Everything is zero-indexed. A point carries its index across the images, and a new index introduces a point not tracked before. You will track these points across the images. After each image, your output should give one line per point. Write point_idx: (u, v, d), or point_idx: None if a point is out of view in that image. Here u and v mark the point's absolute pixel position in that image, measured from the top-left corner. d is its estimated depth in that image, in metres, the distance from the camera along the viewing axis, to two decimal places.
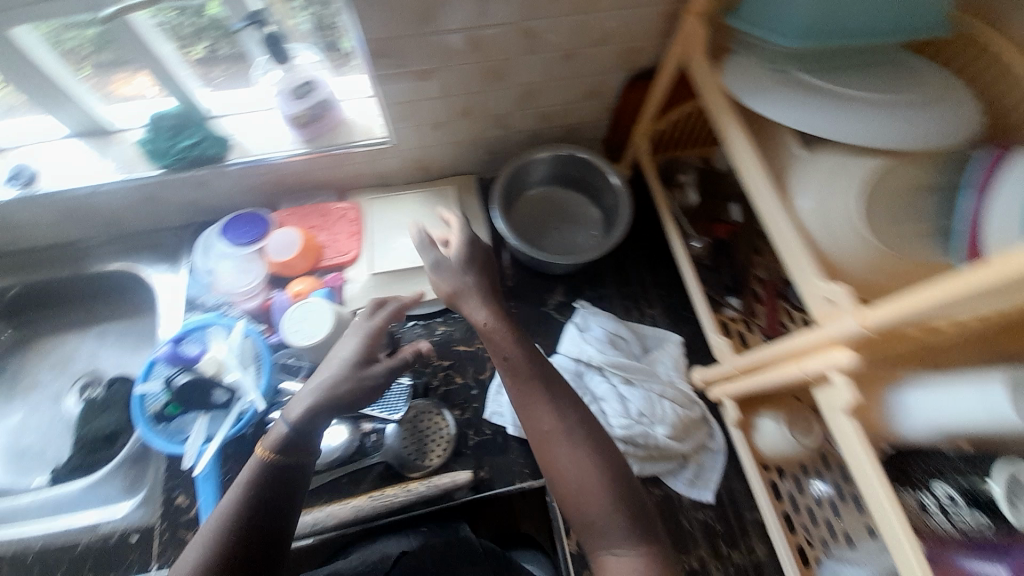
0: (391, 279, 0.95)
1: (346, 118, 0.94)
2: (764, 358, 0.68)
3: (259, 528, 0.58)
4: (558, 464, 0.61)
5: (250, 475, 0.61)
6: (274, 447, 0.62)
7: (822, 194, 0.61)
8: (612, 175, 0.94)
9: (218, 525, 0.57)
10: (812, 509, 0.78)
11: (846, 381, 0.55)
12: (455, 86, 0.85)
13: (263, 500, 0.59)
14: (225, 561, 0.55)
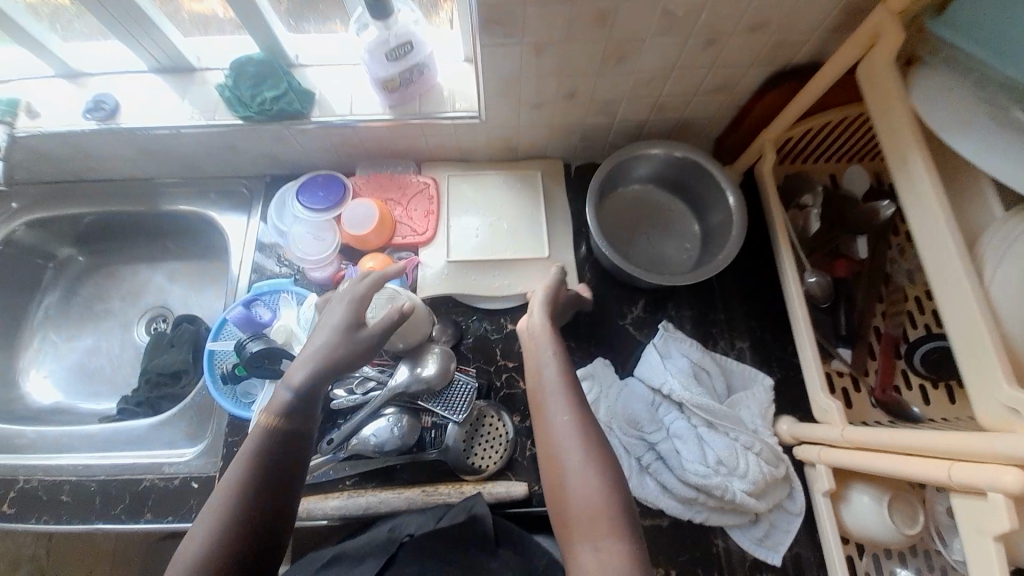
0: (470, 267, 0.90)
1: (437, 85, 0.84)
2: (889, 444, 0.59)
3: (261, 507, 0.53)
4: (563, 465, 0.54)
5: (253, 439, 0.57)
6: (277, 414, 0.58)
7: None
8: (728, 188, 0.82)
9: (220, 487, 0.53)
10: None
11: (1009, 510, 0.46)
12: (567, 65, 0.73)
13: (270, 476, 0.55)
14: (222, 529, 0.51)
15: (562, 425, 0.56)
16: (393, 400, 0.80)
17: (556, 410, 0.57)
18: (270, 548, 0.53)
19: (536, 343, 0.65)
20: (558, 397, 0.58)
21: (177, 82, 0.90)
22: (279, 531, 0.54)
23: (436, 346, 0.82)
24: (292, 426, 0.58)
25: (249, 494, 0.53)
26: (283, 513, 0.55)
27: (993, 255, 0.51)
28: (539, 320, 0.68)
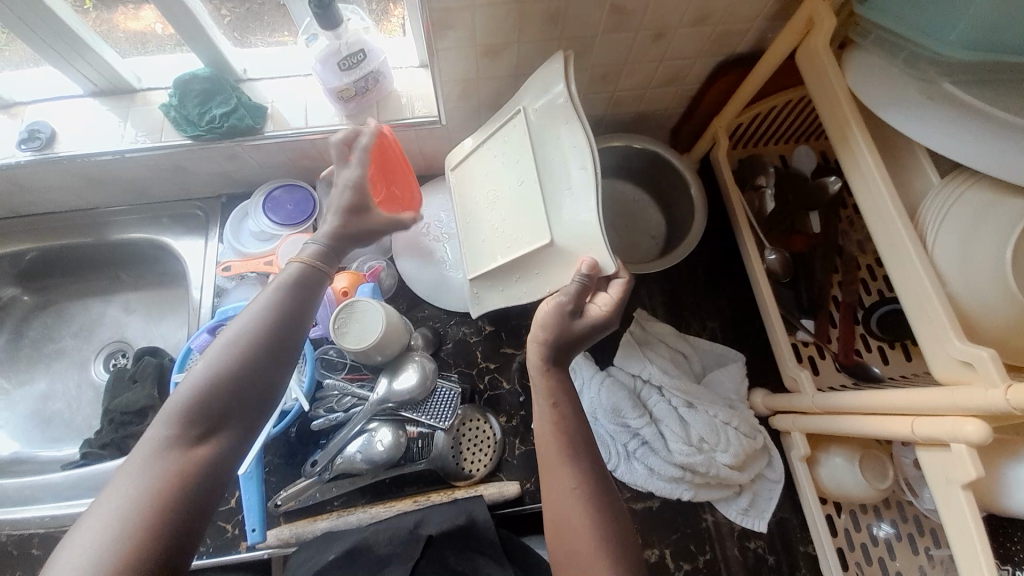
0: (491, 279, 0.74)
1: (395, 91, 0.83)
2: (860, 406, 0.62)
3: (249, 378, 0.53)
4: (567, 527, 0.54)
5: (285, 279, 0.60)
6: (309, 256, 0.63)
7: (963, 237, 0.51)
8: (687, 176, 0.84)
9: (246, 322, 0.56)
10: (867, 546, 0.78)
11: (970, 455, 0.50)
12: (523, 65, 0.74)
13: (286, 315, 0.58)
14: (240, 357, 0.53)
15: (567, 485, 0.55)
16: (377, 413, 0.79)
17: (559, 475, 0.56)
18: (249, 428, 0.53)
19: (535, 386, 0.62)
20: (564, 456, 0.57)
21: (118, 104, 0.85)
22: (278, 374, 0.56)
23: (415, 355, 0.82)
24: (296, 307, 0.59)
25: (242, 362, 0.53)
26: (288, 350, 0.57)
27: (934, 217, 0.54)
28: (535, 354, 0.62)
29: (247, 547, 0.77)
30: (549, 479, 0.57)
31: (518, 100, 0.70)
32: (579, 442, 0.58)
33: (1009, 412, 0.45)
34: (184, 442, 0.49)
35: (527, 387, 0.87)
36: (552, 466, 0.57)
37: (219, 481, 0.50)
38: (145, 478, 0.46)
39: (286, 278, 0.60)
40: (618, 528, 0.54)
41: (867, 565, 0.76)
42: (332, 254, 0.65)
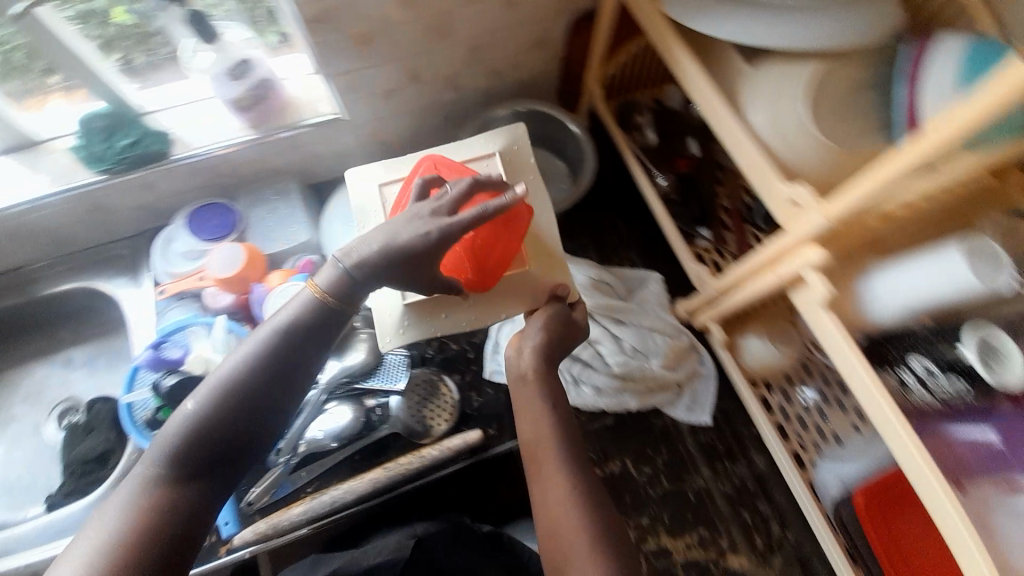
0: (436, 305, 0.71)
1: (291, 96, 0.89)
2: (744, 273, 0.70)
3: (241, 417, 0.56)
4: (547, 493, 0.58)
5: (296, 311, 0.60)
6: (326, 287, 0.60)
7: (772, 106, 0.61)
8: (572, 124, 0.95)
9: (245, 356, 0.58)
10: (802, 416, 0.80)
11: (821, 277, 0.56)
12: (400, 49, 0.81)
13: (286, 352, 0.59)
14: (235, 393, 0.56)
15: (551, 453, 0.61)
16: (334, 391, 0.82)
17: (541, 442, 0.62)
18: (235, 464, 0.56)
19: (525, 384, 0.67)
20: (544, 420, 0.63)
21: (24, 158, 0.88)
22: (269, 412, 0.58)
23: (362, 331, 0.84)
24: (298, 343, 0.59)
25: (240, 402, 0.56)
26: (285, 388, 0.59)
27: (751, 96, 0.64)
28: (528, 357, 0.68)
29: (227, 550, 0.77)
30: (534, 446, 0.63)
31: (486, 148, 0.77)
32: (557, 414, 0.64)
33: (830, 227, 0.53)
34: (176, 480, 0.53)
35: (475, 344, 0.93)
36: (537, 435, 0.63)
37: (202, 513, 0.53)
38: (132, 503, 0.51)
39: (297, 310, 0.60)
40: (597, 496, 0.58)
41: (804, 431, 0.78)
42: (354, 295, 0.61)
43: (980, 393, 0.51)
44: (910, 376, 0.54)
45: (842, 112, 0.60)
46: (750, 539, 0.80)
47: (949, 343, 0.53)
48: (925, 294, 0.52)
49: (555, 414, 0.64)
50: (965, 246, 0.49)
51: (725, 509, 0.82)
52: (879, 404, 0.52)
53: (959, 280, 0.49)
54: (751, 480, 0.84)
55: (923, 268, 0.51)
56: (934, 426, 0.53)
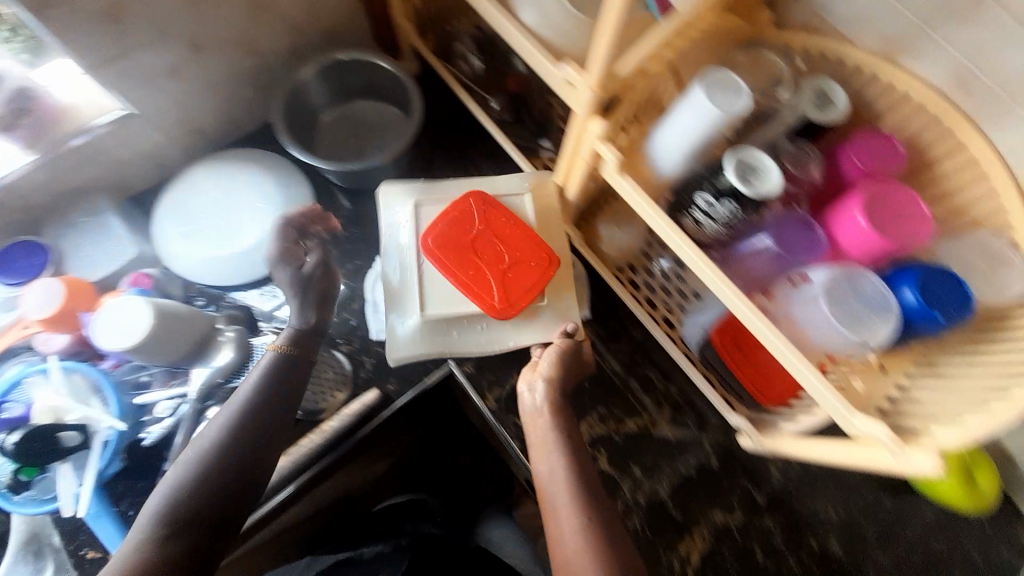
0: (450, 322, 0.76)
1: (66, 102, 0.76)
2: (565, 171, 0.72)
3: (229, 470, 0.57)
4: (557, 517, 0.59)
5: (267, 368, 0.66)
6: (285, 344, 0.68)
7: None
8: (383, 63, 0.88)
9: (229, 413, 0.61)
10: (660, 283, 0.81)
11: (609, 146, 0.59)
12: (162, 18, 0.72)
13: (264, 405, 0.63)
14: (223, 449, 0.58)
15: (557, 467, 0.63)
16: (210, 396, 0.75)
17: (548, 458, 0.64)
18: (218, 523, 0.55)
19: (538, 423, 0.67)
20: (552, 451, 0.64)
21: None
22: (256, 468, 0.59)
23: (224, 332, 0.79)
24: (274, 393, 0.64)
25: (229, 452, 0.58)
26: (267, 441, 0.61)
27: None
28: (539, 393, 0.69)
29: None
30: (541, 463, 0.64)
31: (517, 189, 0.81)
32: (562, 433, 0.66)
33: (599, 95, 0.56)
34: (165, 536, 0.53)
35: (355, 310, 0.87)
36: (538, 461, 0.65)
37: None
38: (122, 574, 0.50)
39: (263, 371, 0.66)
40: (601, 517, 0.59)
41: (665, 296, 0.80)
42: (312, 337, 0.71)
43: (750, 208, 0.55)
44: (698, 214, 0.58)
45: None
46: (646, 402, 0.82)
47: (718, 172, 0.56)
48: (689, 136, 0.57)
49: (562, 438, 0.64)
50: (701, 82, 0.54)
51: (619, 379, 0.83)
52: (686, 250, 0.57)
53: (703, 111, 0.54)
54: (640, 346, 0.85)
55: (682, 114, 0.56)
56: (731, 252, 0.59)
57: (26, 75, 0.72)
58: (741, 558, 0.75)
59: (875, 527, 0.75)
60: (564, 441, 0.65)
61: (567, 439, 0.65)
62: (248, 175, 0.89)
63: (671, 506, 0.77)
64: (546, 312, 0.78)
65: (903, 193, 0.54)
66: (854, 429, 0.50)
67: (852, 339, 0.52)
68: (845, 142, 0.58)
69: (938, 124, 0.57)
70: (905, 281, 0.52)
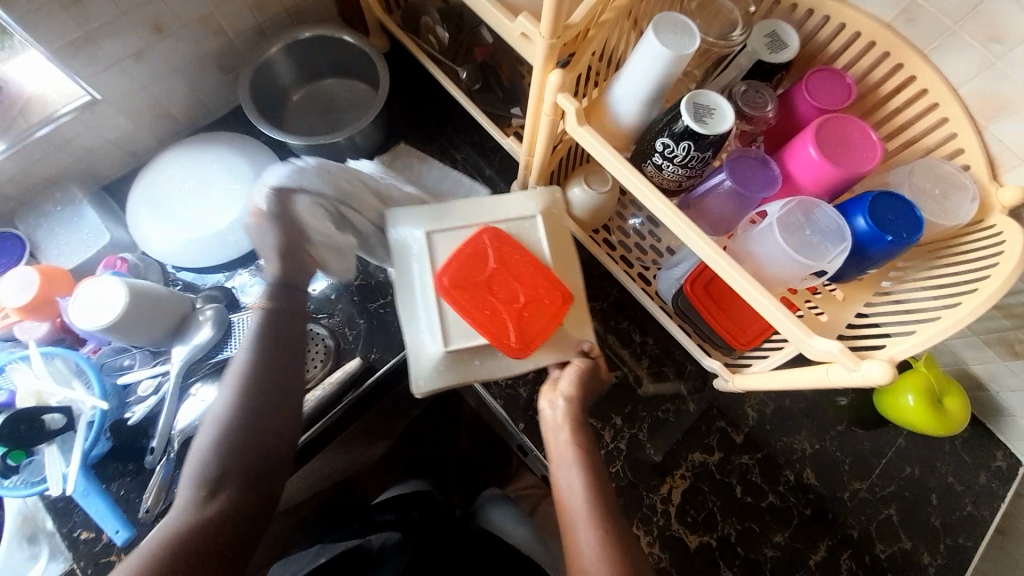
0: (472, 351, 0.71)
1: (30, 92, 0.77)
2: (531, 132, 0.71)
3: (251, 425, 0.58)
4: (575, 532, 0.58)
5: (259, 322, 0.64)
6: (268, 298, 0.65)
7: None
8: (347, 36, 0.88)
9: (237, 370, 0.60)
10: (637, 241, 0.85)
11: (569, 98, 0.59)
12: (122, 0, 0.71)
13: (274, 363, 0.61)
14: (239, 407, 0.58)
15: (573, 482, 0.61)
16: (192, 372, 0.76)
17: (564, 471, 0.62)
18: (250, 477, 0.57)
19: (555, 438, 0.65)
20: (570, 467, 0.62)
21: None
22: (276, 427, 0.59)
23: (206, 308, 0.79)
24: (275, 351, 0.62)
25: (255, 410, 0.58)
26: (282, 398, 0.61)
27: None
28: (558, 407, 0.67)
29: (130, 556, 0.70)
30: (558, 477, 0.63)
31: (523, 210, 0.75)
32: (580, 447, 0.63)
33: (553, 45, 0.56)
34: (207, 492, 0.54)
35: (335, 285, 0.87)
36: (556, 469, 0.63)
37: (236, 531, 0.55)
38: (171, 525, 0.52)
39: (256, 327, 0.63)
40: (617, 531, 0.58)
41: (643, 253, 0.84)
42: (288, 287, 0.67)
43: (706, 150, 0.57)
44: (659, 159, 0.60)
45: None
46: (624, 355, 0.84)
47: (674, 115, 0.57)
48: (646, 82, 0.57)
49: (582, 455, 0.62)
50: (653, 24, 0.54)
51: (597, 336, 0.85)
52: (650, 197, 0.58)
53: (657, 55, 0.54)
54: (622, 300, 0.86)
55: (639, 59, 0.56)
56: (694, 193, 0.62)
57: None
58: (721, 493, 0.77)
59: (850, 456, 0.79)
60: (585, 457, 0.62)
61: (586, 454, 0.62)
62: (216, 156, 0.89)
63: (651, 451, 0.79)
64: (570, 339, 0.73)
65: (854, 125, 0.55)
66: (813, 352, 0.52)
67: (807, 267, 0.53)
68: (801, 81, 0.59)
69: (887, 56, 0.58)
70: (857, 210, 0.54)
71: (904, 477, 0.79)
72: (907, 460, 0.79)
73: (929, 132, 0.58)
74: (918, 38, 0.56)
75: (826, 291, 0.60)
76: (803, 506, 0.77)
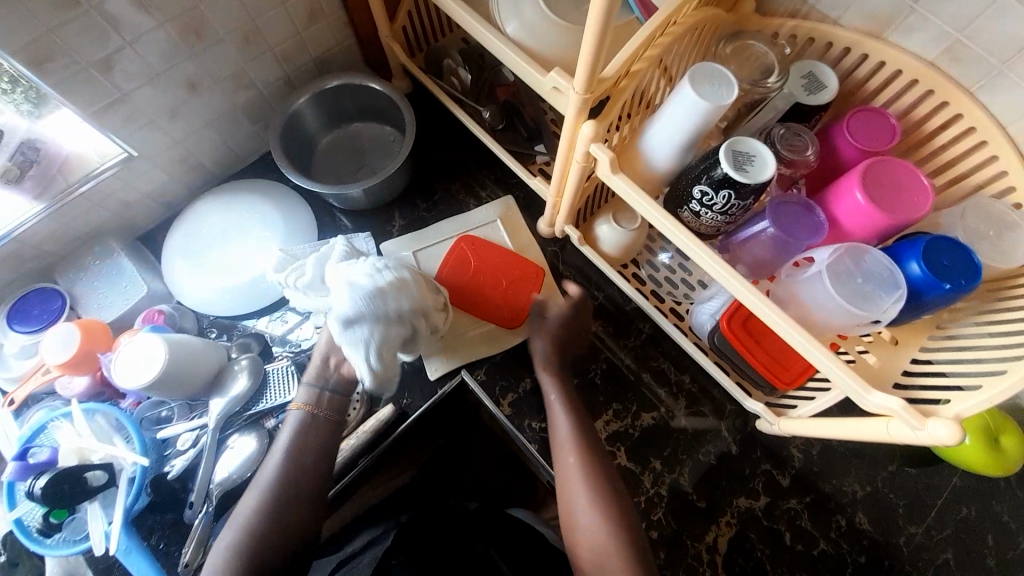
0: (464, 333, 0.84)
1: (69, 152, 0.79)
2: (560, 175, 0.71)
3: (284, 532, 0.60)
4: (575, 512, 0.64)
5: (293, 429, 0.67)
6: (305, 401, 0.69)
7: (521, 15, 0.64)
8: (372, 83, 0.89)
9: (274, 476, 0.63)
10: (668, 275, 0.83)
11: (602, 147, 0.59)
12: (159, 63, 0.73)
13: (306, 473, 0.64)
14: (271, 514, 0.60)
15: (573, 470, 0.66)
16: (229, 425, 0.76)
17: (565, 464, 0.67)
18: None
19: (558, 439, 0.70)
20: (573, 460, 0.67)
21: None
22: (304, 531, 0.61)
23: (241, 358, 0.79)
24: (305, 458, 0.65)
25: (274, 516, 0.60)
26: (315, 509, 0.63)
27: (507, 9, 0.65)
28: (563, 415, 0.71)
29: None
30: (561, 474, 0.67)
31: (486, 218, 0.90)
32: (589, 451, 0.68)
33: (587, 99, 0.55)
34: None
35: None
36: (560, 474, 0.67)
37: None
38: None
39: (291, 432, 0.67)
40: (618, 515, 0.62)
41: (674, 289, 0.82)
42: (335, 395, 0.71)
43: (746, 197, 0.55)
44: (697, 205, 0.59)
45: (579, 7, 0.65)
46: (659, 394, 0.82)
47: (712, 161, 0.56)
48: (683, 129, 0.57)
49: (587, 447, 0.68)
50: (688, 76, 0.53)
51: (632, 374, 0.83)
52: (687, 243, 0.57)
53: (694, 105, 0.54)
54: (657, 334, 0.85)
55: (674, 108, 0.56)
56: (736, 235, 0.61)
57: (33, 126, 0.75)
58: (769, 541, 0.75)
59: (902, 497, 0.76)
60: (597, 452, 0.68)
61: (594, 446, 0.68)
62: (247, 206, 0.91)
63: (694, 496, 0.77)
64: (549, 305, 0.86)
65: (903, 168, 0.54)
66: (870, 406, 0.50)
67: (862, 318, 0.52)
68: (842, 121, 0.58)
69: (930, 94, 0.57)
70: (911, 255, 0.52)
71: (958, 518, 0.75)
72: (960, 500, 0.76)
73: (979, 169, 0.56)
74: (962, 77, 0.55)
75: (875, 335, 0.58)
76: (857, 553, 0.74)
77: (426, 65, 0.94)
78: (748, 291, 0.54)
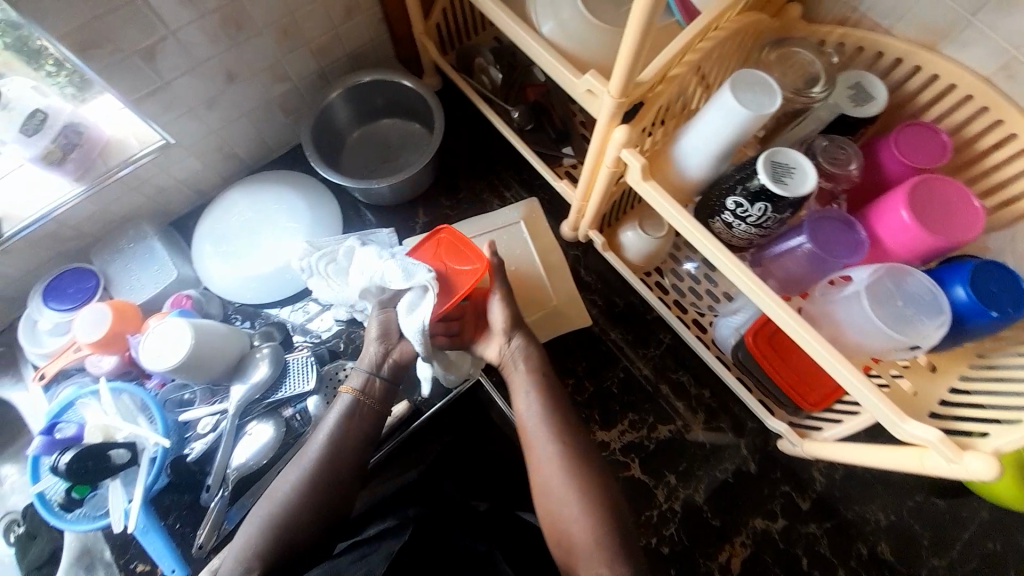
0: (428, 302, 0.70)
1: (107, 135, 0.81)
2: (586, 179, 0.70)
3: (315, 505, 0.60)
4: (559, 511, 0.58)
5: (343, 410, 0.65)
6: (359, 384, 0.67)
7: (560, 17, 0.63)
8: (403, 79, 0.89)
9: (319, 454, 0.62)
10: (694, 286, 0.81)
11: (633, 152, 0.57)
12: (200, 53, 0.74)
13: (349, 450, 0.63)
14: (315, 485, 0.60)
15: (550, 464, 0.60)
16: (248, 411, 0.77)
17: (541, 460, 0.61)
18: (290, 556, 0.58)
19: (532, 435, 0.63)
20: (549, 458, 0.61)
21: None
22: (322, 510, 0.60)
23: (262, 347, 0.81)
24: (343, 440, 0.64)
25: (307, 495, 0.59)
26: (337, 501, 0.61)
27: (544, 9, 0.64)
28: (529, 408, 0.65)
29: None
30: (537, 472, 0.61)
31: (507, 219, 0.87)
32: (568, 444, 0.61)
33: (622, 103, 0.54)
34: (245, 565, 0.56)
35: None
36: (536, 470, 0.61)
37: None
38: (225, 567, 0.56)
39: (338, 414, 0.65)
40: (606, 510, 0.57)
41: (699, 300, 0.80)
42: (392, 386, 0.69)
43: (782, 210, 0.53)
44: (729, 216, 0.57)
45: (618, 9, 0.64)
46: (677, 407, 0.80)
47: (749, 171, 0.54)
48: (720, 138, 0.55)
49: (567, 440, 0.61)
50: (729, 84, 0.52)
51: (650, 385, 0.81)
52: (711, 250, 0.55)
53: (734, 113, 0.52)
54: (678, 345, 0.83)
55: (713, 116, 0.54)
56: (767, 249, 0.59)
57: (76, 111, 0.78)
58: (785, 564, 0.73)
59: (927, 529, 0.73)
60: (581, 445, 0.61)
61: (575, 439, 0.62)
62: (275, 197, 0.93)
63: (710, 514, 0.75)
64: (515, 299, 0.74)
65: (951, 187, 0.51)
66: (904, 435, 0.47)
67: (899, 342, 0.50)
68: (889, 135, 0.55)
69: (985, 111, 0.54)
70: (957, 279, 0.50)
71: (985, 554, 0.72)
72: (988, 536, 0.72)
73: None
74: (1020, 95, 0.52)
75: (911, 360, 0.56)
76: None
77: (457, 63, 0.93)
78: (773, 300, 0.52)
